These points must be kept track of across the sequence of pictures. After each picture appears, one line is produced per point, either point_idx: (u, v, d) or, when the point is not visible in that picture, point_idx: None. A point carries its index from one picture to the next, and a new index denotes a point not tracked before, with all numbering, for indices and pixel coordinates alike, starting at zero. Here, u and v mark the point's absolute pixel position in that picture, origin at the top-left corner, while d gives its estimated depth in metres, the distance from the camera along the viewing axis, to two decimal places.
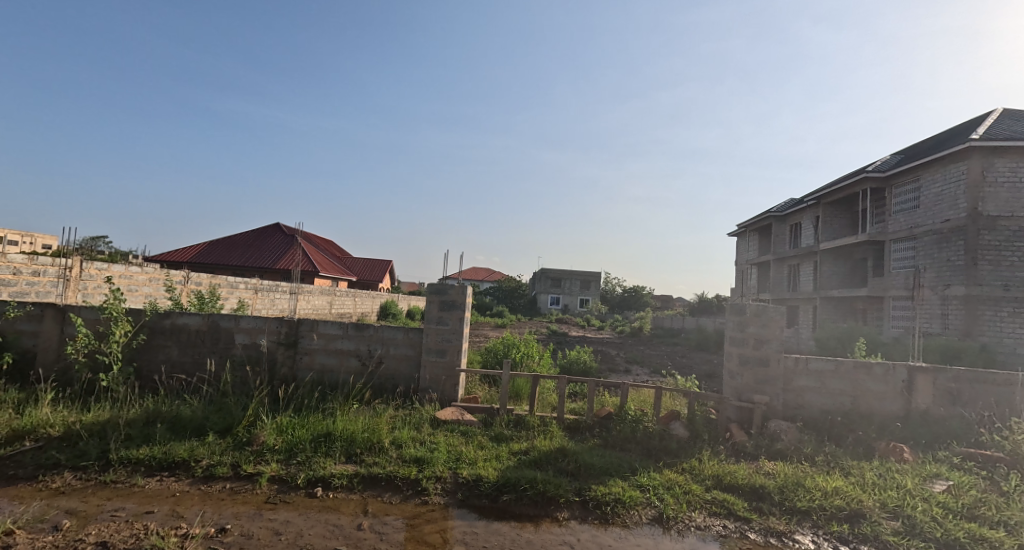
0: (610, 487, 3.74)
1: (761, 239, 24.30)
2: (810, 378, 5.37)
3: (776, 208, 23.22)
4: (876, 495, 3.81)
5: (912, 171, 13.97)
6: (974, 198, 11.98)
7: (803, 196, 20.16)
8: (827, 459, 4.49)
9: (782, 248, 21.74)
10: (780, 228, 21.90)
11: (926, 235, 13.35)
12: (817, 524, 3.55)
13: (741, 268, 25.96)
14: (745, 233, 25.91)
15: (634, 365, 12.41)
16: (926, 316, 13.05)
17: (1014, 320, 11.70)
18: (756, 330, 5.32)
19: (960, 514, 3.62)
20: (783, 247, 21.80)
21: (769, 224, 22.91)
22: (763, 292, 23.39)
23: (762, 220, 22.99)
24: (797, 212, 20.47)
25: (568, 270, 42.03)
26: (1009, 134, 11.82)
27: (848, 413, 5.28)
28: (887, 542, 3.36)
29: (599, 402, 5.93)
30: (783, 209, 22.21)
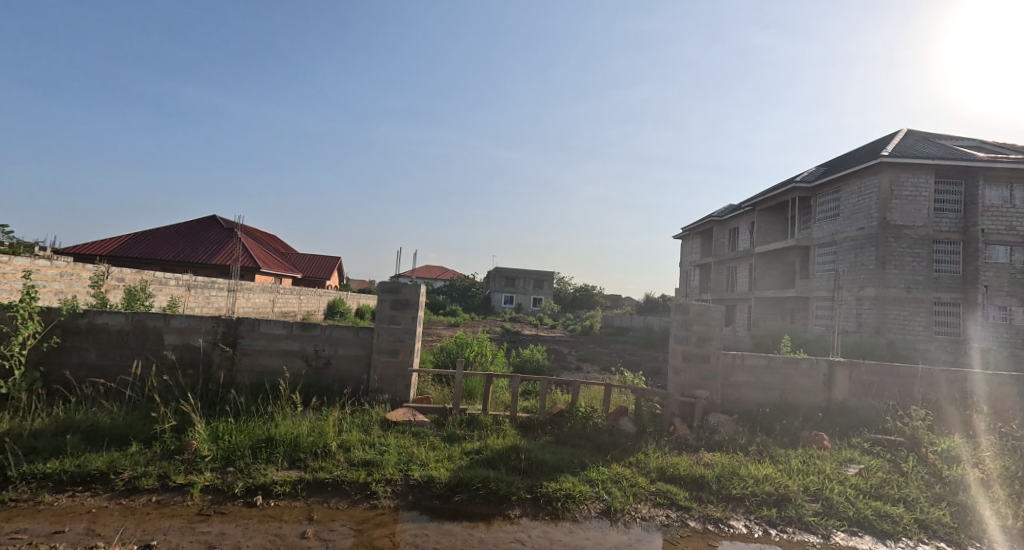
0: (561, 482, 3.85)
1: (704, 242, 25.40)
2: (746, 373, 5.73)
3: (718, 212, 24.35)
4: (800, 481, 4.13)
5: (835, 183, 15.06)
6: (883, 208, 13.10)
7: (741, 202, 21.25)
8: (759, 448, 4.83)
9: (722, 250, 22.75)
10: (720, 232, 22.96)
11: (845, 242, 14.42)
12: (748, 510, 3.81)
13: (685, 269, 27.09)
14: (689, 236, 27.00)
15: (585, 363, 12.73)
16: (842, 316, 14.08)
17: (915, 319, 12.97)
18: (700, 329, 5.63)
19: (870, 493, 4.00)
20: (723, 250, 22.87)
21: (712, 227, 23.99)
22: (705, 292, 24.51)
23: (704, 225, 24.06)
24: (735, 217, 21.55)
25: (521, 269, 42.24)
26: (914, 152, 13.02)
27: (778, 405, 5.68)
28: (809, 524, 3.65)
29: (551, 400, 6.05)
30: (724, 214, 23.29)
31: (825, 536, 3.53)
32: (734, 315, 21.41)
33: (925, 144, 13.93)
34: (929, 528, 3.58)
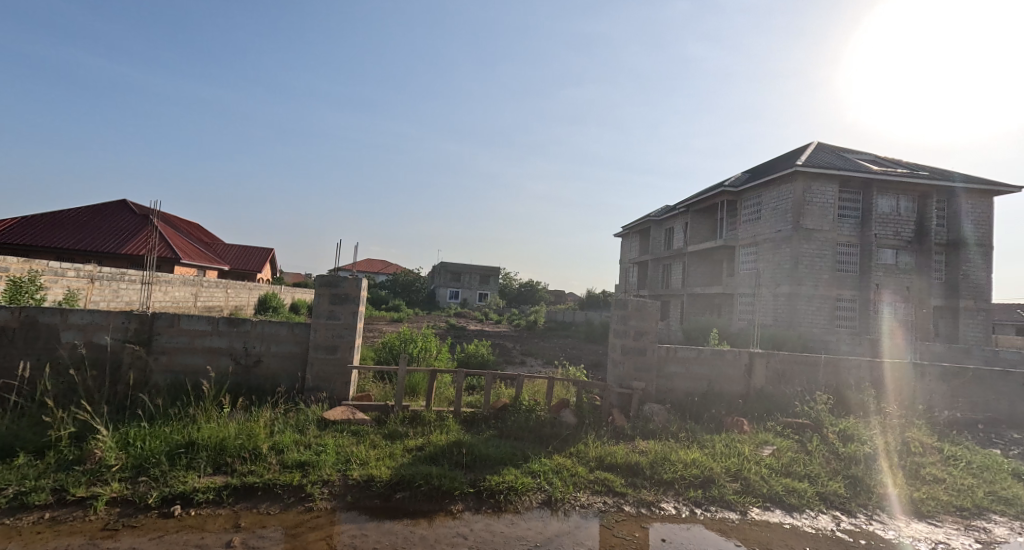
0: (503, 475, 3.95)
1: (642, 240, 26.46)
2: (677, 364, 6.10)
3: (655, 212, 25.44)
4: (723, 463, 4.47)
5: (757, 189, 16.19)
6: (797, 213, 14.30)
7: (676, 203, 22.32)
8: (688, 435, 5.17)
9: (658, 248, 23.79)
10: (657, 231, 24.01)
11: (765, 242, 15.54)
12: (678, 492, 4.09)
13: (624, 265, 28.10)
14: (628, 235, 28.04)
15: (529, 356, 12.98)
16: (761, 309, 15.27)
17: (821, 313, 14.28)
18: (637, 323, 5.91)
19: (781, 471, 4.40)
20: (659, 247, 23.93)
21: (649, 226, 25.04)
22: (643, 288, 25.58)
23: (642, 224, 25.06)
24: (671, 217, 22.61)
25: (466, 265, 42.14)
26: (822, 163, 14.34)
27: (705, 394, 6.09)
28: (729, 501, 3.98)
29: (495, 394, 6.15)
30: (660, 213, 24.36)
31: (742, 512, 3.86)
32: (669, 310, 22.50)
33: (833, 156, 15.33)
34: (827, 500, 4.00)
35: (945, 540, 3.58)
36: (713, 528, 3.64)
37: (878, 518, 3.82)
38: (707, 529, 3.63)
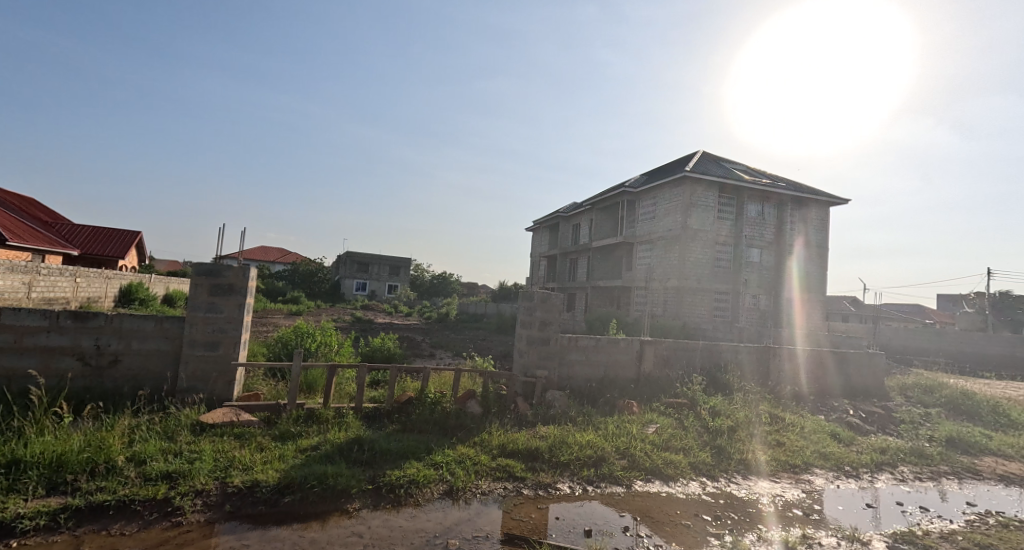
0: (404, 470, 3.92)
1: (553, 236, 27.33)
2: (578, 351, 6.43)
3: (564, 208, 26.37)
4: (613, 442, 4.84)
5: (652, 191, 17.42)
6: (685, 213, 15.76)
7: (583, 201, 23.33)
8: (584, 418, 5.50)
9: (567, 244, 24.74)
10: (566, 227, 24.94)
11: (658, 241, 16.82)
12: (573, 473, 4.34)
13: (536, 260, 28.86)
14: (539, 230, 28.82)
15: (438, 349, 12.90)
16: (653, 302, 16.71)
17: (701, 307, 15.92)
18: (541, 314, 6.14)
19: (664, 446, 4.97)
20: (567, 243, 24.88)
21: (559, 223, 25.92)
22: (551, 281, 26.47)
23: (552, 220, 25.87)
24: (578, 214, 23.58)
25: (375, 255, 40.65)
26: (706, 171, 15.89)
27: (602, 378, 6.51)
28: (617, 477, 4.34)
29: (400, 388, 6.04)
30: (569, 210, 25.30)
31: (628, 485, 4.24)
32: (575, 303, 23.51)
33: (717, 166, 16.99)
34: (697, 468, 4.70)
35: (783, 493, 4.54)
36: (604, 502, 3.94)
37: (736, 480, 4.67)
38: (599, 503, 3.93)
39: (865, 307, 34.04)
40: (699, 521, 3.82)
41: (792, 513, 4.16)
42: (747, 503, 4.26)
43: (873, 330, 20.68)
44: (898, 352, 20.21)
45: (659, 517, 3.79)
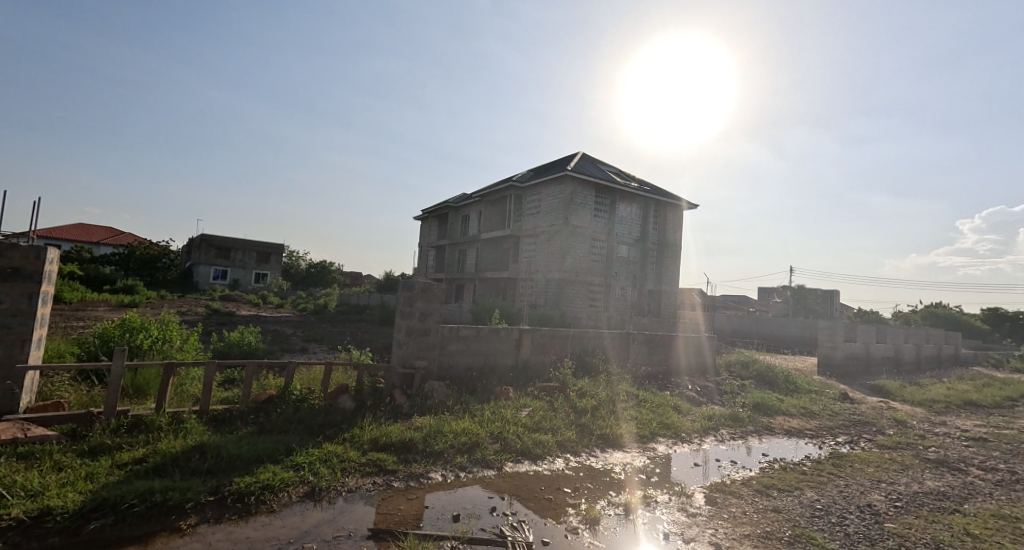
0: (257, 475, 3.58)
1: (441, 225, 26.98)
2: (459, 342, 6.92)
3: (454, 198, 26.14)
4: (488, 428, 5.39)
5: (537, 188, 17.99)
6: (567, 211, 16.56)
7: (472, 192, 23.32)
8: (462, 406, 5.78)
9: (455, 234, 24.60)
10: (454, 217, 24.74)
11: (543, 234, 17.47)
12: (446, 461, 4.49)
13: (423, 250, 28.33)
14: (427, 219, 28.26)
15: (310, 344, 12.01)
16: (535, 293, 17.44)
17: (578, 297, 16.96)
18: (422, 305, 6.01)
19: (533, 426, 5.86)
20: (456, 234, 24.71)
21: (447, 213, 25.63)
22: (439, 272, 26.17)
23: (441, 209, 25.51)
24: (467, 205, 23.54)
25: (238, 241, 36.61)
26: (586, 171, 16.82)
27: (481, 366, 7.20)
28: (490, 460, 4.74)
29: (258, 387, 5.48)
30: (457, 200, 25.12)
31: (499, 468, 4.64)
32: (462, 294, 23.53)
33: (594, 168, 18.11)
34: (563, 445, 5.64)
35: (632, 461, 5.69)
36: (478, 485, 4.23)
37: (594, 453, 5.71)
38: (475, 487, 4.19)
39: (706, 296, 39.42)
40: (560, 494, 4.42)
41: (637, 477, 5.20)
42: (603, 473, 5.20)
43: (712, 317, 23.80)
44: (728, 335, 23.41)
45: (527, 492, 4.32)
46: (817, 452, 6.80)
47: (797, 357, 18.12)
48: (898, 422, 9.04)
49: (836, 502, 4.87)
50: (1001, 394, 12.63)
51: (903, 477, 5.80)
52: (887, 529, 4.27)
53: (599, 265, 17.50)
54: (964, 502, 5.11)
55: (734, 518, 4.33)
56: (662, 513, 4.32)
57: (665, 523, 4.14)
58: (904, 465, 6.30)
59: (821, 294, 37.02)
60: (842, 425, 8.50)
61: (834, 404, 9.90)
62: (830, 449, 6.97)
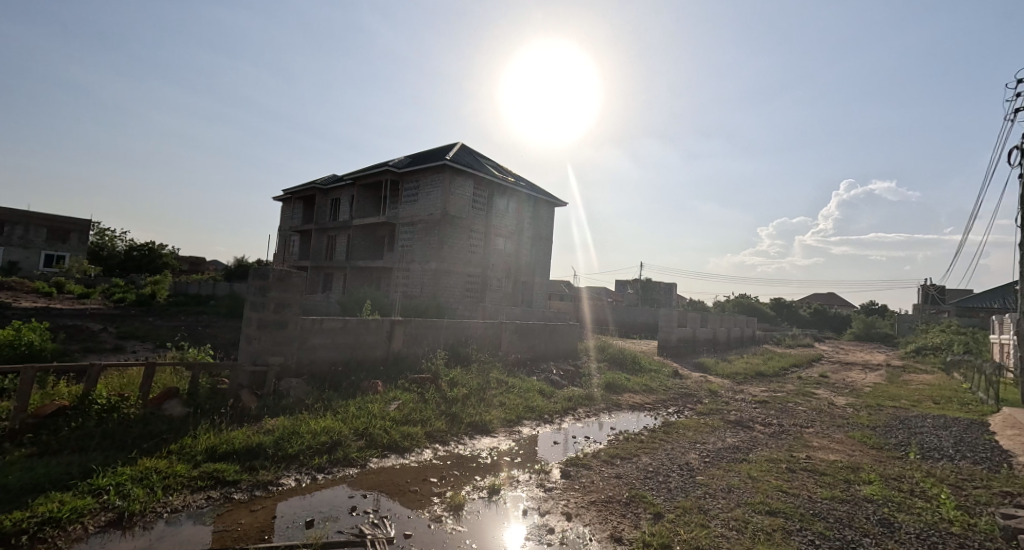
0: (37, 507, 2.93)
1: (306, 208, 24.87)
2: (322, 335, 6.46)
3: (323, 179, 24.22)
4: (352, 425, 5.16)
5: (415, 173, 17.44)
6: (445, 200, 16.32)
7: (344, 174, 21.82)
8: (322, 404, 5.46)
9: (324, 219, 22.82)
10: (322, 201, 22.91)
11: (420, 224, 17.04)
12: (302, 464, 4.28)
13: (285, 235, 25.83)
14: (290, 200, 25.79)
15: (127, 343, 10.16)
16: (411, 283, 17.03)
17: (455, 288, 16.87)
18: (278, 295, 5.44)
19: (402, 420, 5.72)
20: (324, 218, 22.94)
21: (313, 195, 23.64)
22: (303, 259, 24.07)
23: (307, 191, 23.46)
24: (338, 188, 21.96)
25: (27, 214, 29.51)
26: (465, 162, 16.77)
27: (348, 360, 6.84)
28: (352, 458, 4.60)
29: (44, 395, 4.46)
30: (326, 182, 23.30)
31: (362, 465, 4.56)
32: (330, 283, 21.99)
33: (472, 159, 18.18)
34: (431, 436, 5.61)
35: (498, 445, 5.83)
36: (340, 485, 4.10)
37: (462, 441, 5.76)
38: (338, 487, 4.06)
39: (568, 286, 42.15)
40: (426, 485, 4.39)
41: (504, 459, 5.37)
42: (470, 459, 5.27)
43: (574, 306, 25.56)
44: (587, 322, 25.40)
45: (393, 488, 4.22)
46: (653, 422, 7.72)
47: (642, 341, 20.39)
48: (712, 391, 10.64)
49: (663, 463, 5.54)
50: (780, 364, 15.76)
51: (711, 437, 6.84)
52: (696, 481, 4.98)
53: (477, 257, 17.58)
54: (749, 451, 6.19)
55: (584, 488, 4.67)
56: (522, 491, 4.49)
57: (526, 500, 4.29)
58: (712, 426, 7.45)
59: (663, 285, 41.84)
60: (673, 397, 9.75)
61: (667, 380, 11.31)
62: (662, 419, 7.95)
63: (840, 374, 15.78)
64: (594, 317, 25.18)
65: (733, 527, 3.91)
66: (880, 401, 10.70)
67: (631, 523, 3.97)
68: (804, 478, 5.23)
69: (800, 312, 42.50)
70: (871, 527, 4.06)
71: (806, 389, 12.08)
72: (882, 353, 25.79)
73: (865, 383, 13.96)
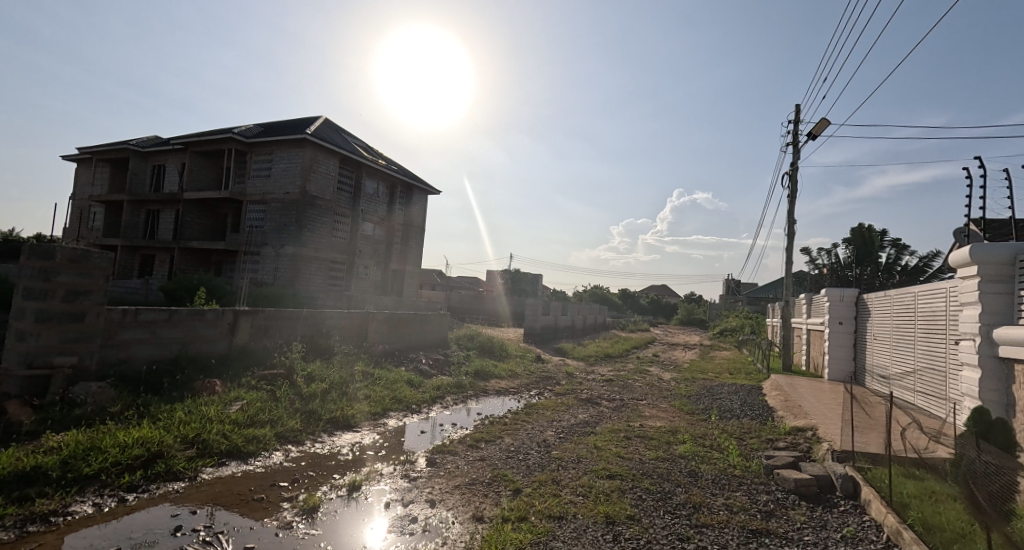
0: None
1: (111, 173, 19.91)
2: (138, 329, 5.47)
3: (136, 138, 19.75)
4: (178, 432, 4.41)
5: (268, 145, 15.60)
6: (305, 178, 14.91)
7: (170, 137, 18.29)
8: (137, 411, 4.59)
9: (139, 189, 18.64)
10: (137, 165, 18.64)
11: (273, 202, 15.35)
12: (102, 485, 3.55)
13: (77, 204, 20.49)
14: (86, 160, 20.48)
15: None
16: (262, 268, 15.30)
17: (316, 275, 15.58)
18: (68, 279, 4.51)
19: (246, 422, 5.04)
20: (141, 189, 18.69)
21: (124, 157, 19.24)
22: (106, 236, 19.41)
23: (113, 151, 18.80)
24: (161, 152, 18.23)
25: None
26: (328, 138, 15.51)
27: (175, 358, 5.89)
28: (176, 472, 3.95)
29: None
30: (142, 142, 19.09)
31: (190, 478, 3.93)
32: (150, 268, 18.41)
33: (337, 135, 16.91)
34: (283, 437, 5.05)
35: (361, 440, 5.46)
36: (159, 504, 3.47)
37: (320, 439, 5.29)
38: (155, 507, 3.44)
39: (439, 275, 41.91)
40: (274, 491, 3.91)
41: (368, 453, 5.05)
42: (328, 458, 4.86)
43: (445, 295, 25.47)
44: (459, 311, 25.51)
45: (231, 499, 3.68)
46: (517, 405, 7.96)
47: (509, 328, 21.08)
48: (568, 373, 11.35)
49: (523, 442, 5.69)
50: (625, 347, 17.49)
51: (565, 415, 7.24)
52: (551, 455, 5.18)
53: (342, 242, 16.46)
54: (597, 424, 6.69)
55: (449, 474, 4.57)
56: (386, 484, 4.23)
57: (389, 493, 4.04)
58: (566, 405, 7.91)
59: (527, 276, 43.77)
60: (534, 380, 10.17)
61: (530, 365, 11.79)
62: (525, 401, 8.23)
63: (671, 354, 18.08)
64: (463, 306, 25.27)
65: (580, 493, 4.12)
66: (696, 374, 12.46)
67: (492, 501, 3.96)
68: (636, 443, 5.77)
69: (639, 300, 47.75)
70: (682, 478, 4.61)
71: (642, 367, 13.57)
72: (696, 334, 30.33)
73: (685, 360, 16.21)
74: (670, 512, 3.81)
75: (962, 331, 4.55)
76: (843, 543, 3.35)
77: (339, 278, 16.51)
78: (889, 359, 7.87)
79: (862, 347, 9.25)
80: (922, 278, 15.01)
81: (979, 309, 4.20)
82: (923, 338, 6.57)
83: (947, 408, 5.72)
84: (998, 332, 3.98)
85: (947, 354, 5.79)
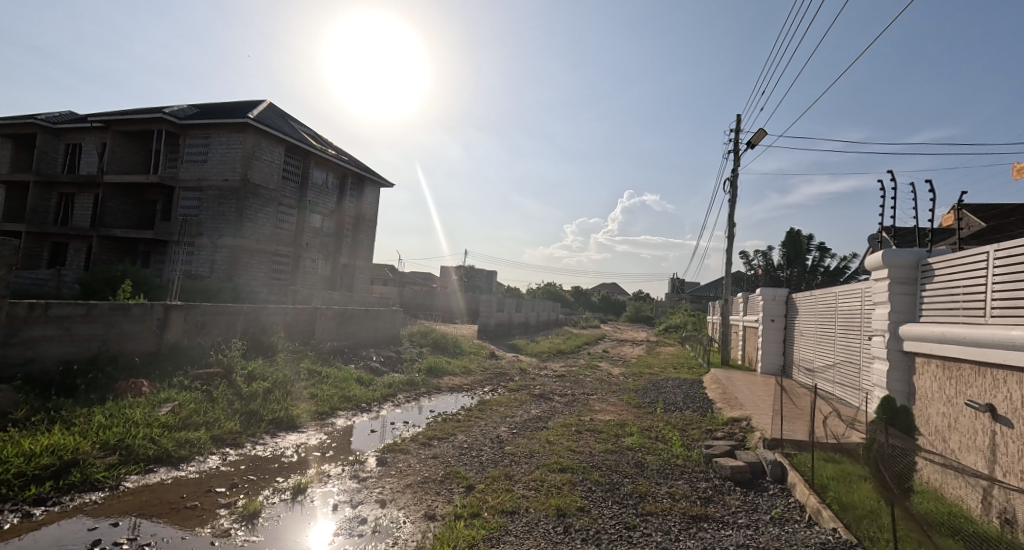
0: None
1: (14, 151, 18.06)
2: (49, 325, 4.97)
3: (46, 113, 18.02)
4: (97, 438, 4.03)
5: (204, 128, 14.66)
6: (246, 165, 14.13)
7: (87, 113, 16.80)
8: (47, 417, 4.17)
9: (49, 168, 17.09)
10: (47, 143, 17.05)
11: (210, 190, 14.45)
12: (4, 499, 3.19)
13: None
14: None
15: None
16: (197, 260, 14.39)
17: (257, 269, 14.82)
18: None
19: (178, 425, 4.68)
20: (52, 168, 17.15)
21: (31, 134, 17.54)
22: (10, 221, 17.65)
23: (18, 126, 17.13)
24: (77, 130, 16.75)
25: None
26: (272, 123, 14.77)
27: (94, 356, 5.40)
28: (95, 481, 3.60)
29: None
30: (53, 118, 17.43)
31: (112, 487, 3.60)
32: (65, 257, 16.90)
33: (281, 121, 16.12)
34: (220, 440, 4.73)
35: (306, 441, 5.20)
36: (74, 517, 3.14)
37: (262, 441, 5.01)
38: (69, 519, 3.12)
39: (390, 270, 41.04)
40: (209, 497, 3.64)
41: (313, 455, 4.81)
42: (271, 460, 4.58)
43: (396, 291, 24.92)
44: (411, 307, 25.04)
45: (160, 508, 3.39)
46: (470, 402, 7.86)
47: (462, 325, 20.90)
48: (521, 369, 11.37)
49: (477, 439, 5.60)
50: (577, 343, 17.72)
51: (518, 411, 7.21)
52: (504, 451, 5.14)
53: (287, 235, 15.74)
54: (550, 420, 6.70)
55: (400, 473, 4.42)
56: (333, 486, 4.03)
57: (336, 495, 3.86)
58: (520, 401, 7.90)
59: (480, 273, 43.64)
60: (487, 377, 10.10)
61: (484, 361, 11.70)
62: (478, 398, 8.15)
63: (620, 350, 18.50)
64: (416, 303, 24.84)
65: (532, 487, 4.09)
66: (642, 369, 12.80)
67: (444, 499, 3.86)
68: (586, 437, 5.81)
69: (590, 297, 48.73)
70: (629, 469, 4.68)
71: (592, 363, 13.79)
72: (643, 331, 31.31)
73: (633, 355, 16.64)
74: (617, 502, 3.85)
75: (873, 328, 4.80)
76: (770, 524, 3.48)
77: (283, 272, 15.78)
78: (813, 353, 8.36)
79: (790, 343, 9.79)
80: (842, 278, 16.20)
81: (887, 308, 4.46)
82: (842, 333, 6.99)
83: (862, 398, 6.12)
84: (902, 328, 4.25)
85: (862, 348, 6.19)
